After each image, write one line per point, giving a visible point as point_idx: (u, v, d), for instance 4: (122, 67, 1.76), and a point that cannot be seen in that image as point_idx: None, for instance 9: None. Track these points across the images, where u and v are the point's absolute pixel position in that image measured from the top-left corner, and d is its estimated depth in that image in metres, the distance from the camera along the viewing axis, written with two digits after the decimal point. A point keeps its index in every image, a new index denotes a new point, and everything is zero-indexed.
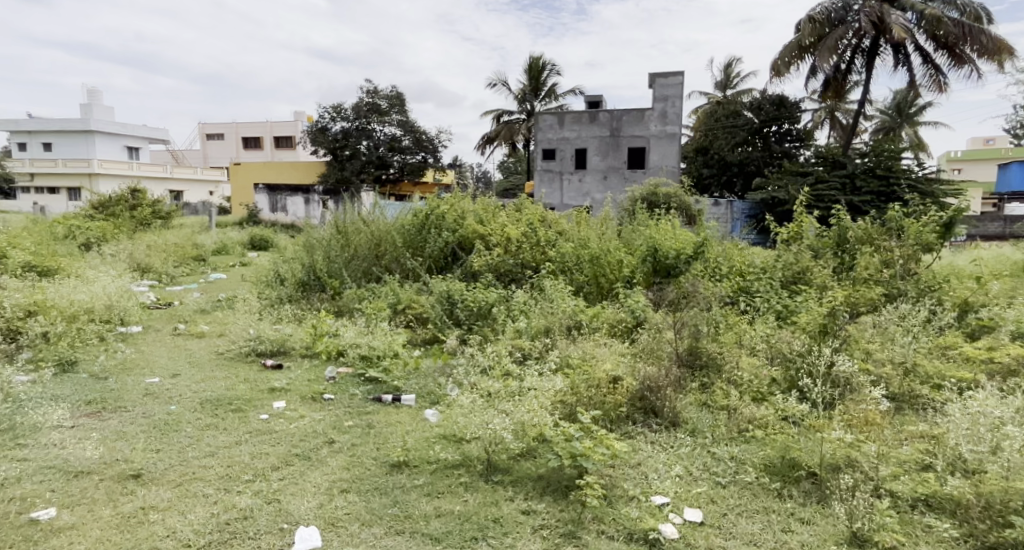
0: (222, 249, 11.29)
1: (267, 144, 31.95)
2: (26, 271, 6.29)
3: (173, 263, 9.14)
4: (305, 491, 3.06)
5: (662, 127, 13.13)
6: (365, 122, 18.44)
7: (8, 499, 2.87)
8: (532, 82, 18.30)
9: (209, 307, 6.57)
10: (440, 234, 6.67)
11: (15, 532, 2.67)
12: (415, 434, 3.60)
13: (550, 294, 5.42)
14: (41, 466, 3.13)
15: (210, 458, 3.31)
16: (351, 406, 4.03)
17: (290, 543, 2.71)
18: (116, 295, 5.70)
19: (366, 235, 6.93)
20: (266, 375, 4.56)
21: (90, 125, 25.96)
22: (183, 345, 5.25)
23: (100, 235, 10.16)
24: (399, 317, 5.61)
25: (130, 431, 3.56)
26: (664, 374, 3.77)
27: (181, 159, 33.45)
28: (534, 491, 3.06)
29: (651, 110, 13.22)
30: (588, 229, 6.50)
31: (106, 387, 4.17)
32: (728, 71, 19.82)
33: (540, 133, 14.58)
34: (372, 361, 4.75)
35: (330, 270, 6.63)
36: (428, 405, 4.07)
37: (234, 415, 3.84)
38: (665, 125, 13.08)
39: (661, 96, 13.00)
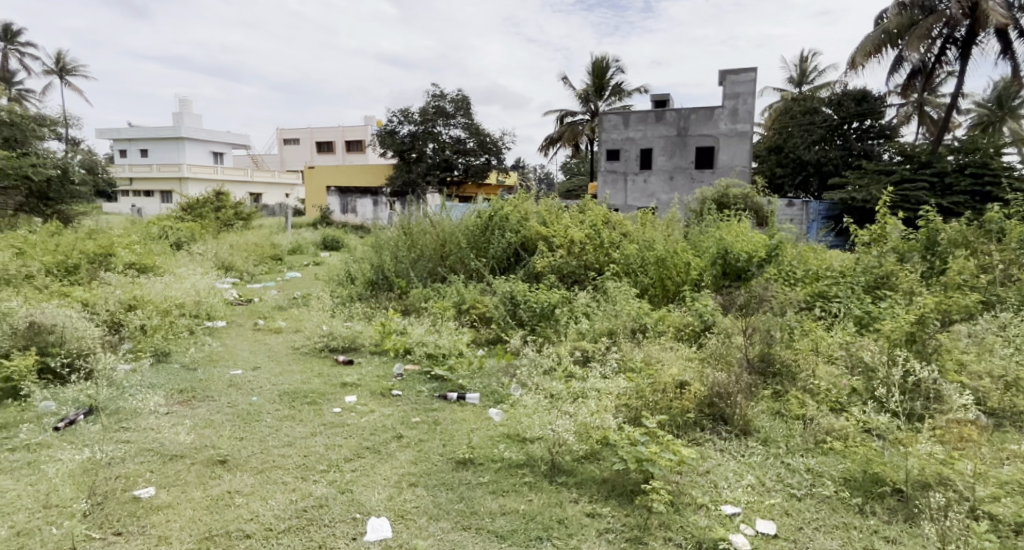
0: (297, 248, 11.80)
1: (339, 148, 33.04)
2: (126, 268, 6.78)
3: (253, 261, 9.62)
4: (375, 483, 3.16)
5: (732, 126, 12.78)
6: (431, 125, 18.81)
7: (113, 477, 3.10)
8: (597, 82, 18.15)
9: (286, 304, 6.89)
10: (504, 235, 6.73)
11: (121, 508, 2.88)
12: (479, 433, 3.66)
13: (614, 296, 5.39)
14: (140, 449, 3.36)
15: (288, 448, 3.47)
16: (418, 403, 4.14)
17: (363, 533, 2.82)
18: (205, 291, 6.07)
19: (431, 236, 7.07)
20: (339, 370, 4.75)
21: (180, 132, 27.60)
22: (262, 339, 5.52)
23: (189, 235, 10.81)
24: (464, 317, 5.70)
25: (216, 419, 3.78)
26: (733, 380, 3.69)
27: (261, 164, 35.09)
28: (599, 494, 3.05)
29: (721, 108, 12.88)
30: (653, 231, 6.41)
31: (195, 377, 4.45)
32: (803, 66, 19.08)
33: (604, 133, 14.45)
34: (438, 359, 4.84)
35: (398, 270, 6.83)
36: (492, 404, 4.13)
37: (310, 407, 4.01)
38: (736, 123, 12.73)
39: (732, 93, 12.65)
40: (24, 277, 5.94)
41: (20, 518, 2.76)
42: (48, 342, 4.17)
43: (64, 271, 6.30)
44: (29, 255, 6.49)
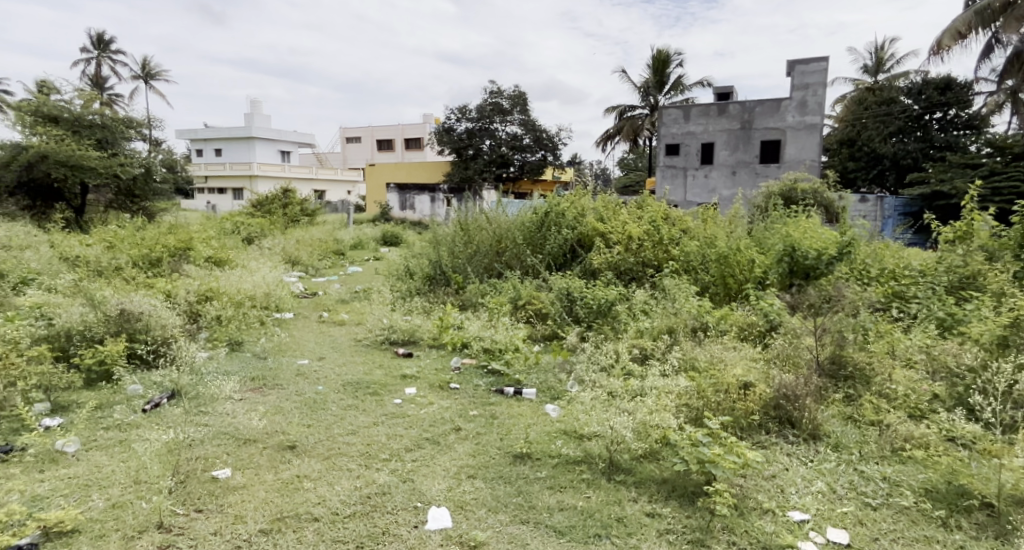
0: (359, 244, 12.09)
1: (399, 146, 33.58)
2: (203, 261, 7.12)
3: (318, 256, 9.93)
4: (435, 474, 3.22)
5: (801, 118, 12.33)
6: (488, 122, 18.89)
7: (193, 457, 3.26)
8: (657, 76, 17.83)
9: (348, 297, 7.08)
10: (560, 231, 6.69)
11: (201, 486, 3.02)
12: (537, 428, 3.66)
13: (673, 294, 5.28)
14: (217, 432, 3.52)
15: (352, 436, 3.57)
16: (476, 396, 4.19)
17: (424, 521, 2.87)
18: (274, 284, 6.31)
19: (488, 232, 7.10)
20: (399, 362, 4.85)
21: (251, 132, 28.73)
22: (327, 331, 5.70)
23: (259, 230, 11.25)
24: (520, 313, 5.72)
25: (285, 406, 3.92)
26: (801, 382, 3.57)
27: (324, 161, 36.13)
28: (658, 494, 3.02)
29: (788, 99, 12.44)
30: (715, 228, 6.27)
31: (265, 366, 4.63)
32: (879, 55, 18.24)
33: (664, 128, 14.26)
34: (494, 354, 4.87)
35: (455, 266, 6.92)
36: (549, 400, 4.13)
37: (372, 398, 4.11)
38: (805, 116, 12.27)
39: (801, 84, 12.21)
40: (114, 269, 6.33)
41: (114, 492, 2.93)
42: (136, 329, 4.41)
43: (148, 263, 6.67)
44: (118, 248, 6.92)
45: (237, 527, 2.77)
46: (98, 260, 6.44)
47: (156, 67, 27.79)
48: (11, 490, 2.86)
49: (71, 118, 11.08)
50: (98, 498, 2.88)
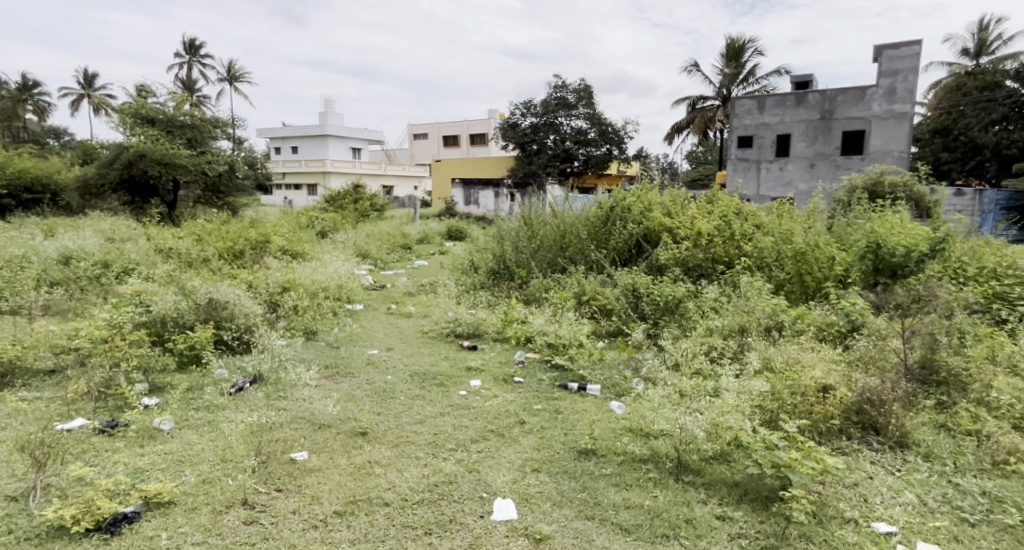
0: (425, 238, 12.30)
1: (464, 141, 33.88)
2: (281, 253, 7.43)
3: (386, 249, 10.18)
4: (500, 466, 3.24)
5: (888, 106, 11.68)
6: (553, 117, 18.84)
7: (274, 439, 3.40)
8: (729, 66, 17.30)
9: (415, 290, 7.23)
10: (626, 226, 6.59)
11: (281, 467, 3.15)
12: (602, 424, 3.63)
13: (745, 291, 5.10)
14: (294, 417, 3.66)
15: (419, 425, 3.64)
16: (540, 390, 4.19)
17: (489, 512, 2.90)
18: (346, 277, 6.53)
19: (552, 227, 7.07)
20: (464, 355, 4.91)
21: (325, 129, 29.68)
22: (396, 323, 5.83)
23: (331, 224, 11.61)
24: (584, 308, 5.68)
25: (357, 394, 4.04)
26: (888, 386, 3.40)
27: (392, 158, 36.97)
28: (729, 497, 2.94)
29: (874, 87, 11.80)
30: (791, 223, 6.05)
31: (338, 354, 4.80)
32: (983, 36, 17.02)
33: (737, 119, 13.81)
34: (558, 349, 4.86)
35: (519, 260, 6.92)
36: (613, 397, 4.09)
37: (438, 389, 4.18)
38: (892, 104, 11.62)
39: (889, 70, 11.57)
40: (202, 260, 6.69)
41: (204, 468, 3.10)
42: (222, 317, 4.66)
43: (233, 255, 7.01)
44: (205, 241, 7.30)
45: (313, 507, 2.88)
46: (189, 252, 6.83)
47: (240, 69, 29.10)
48: (115, 463, 3.07)
49: (165, 119, 11.78)
50: (191, 473, 3.05)
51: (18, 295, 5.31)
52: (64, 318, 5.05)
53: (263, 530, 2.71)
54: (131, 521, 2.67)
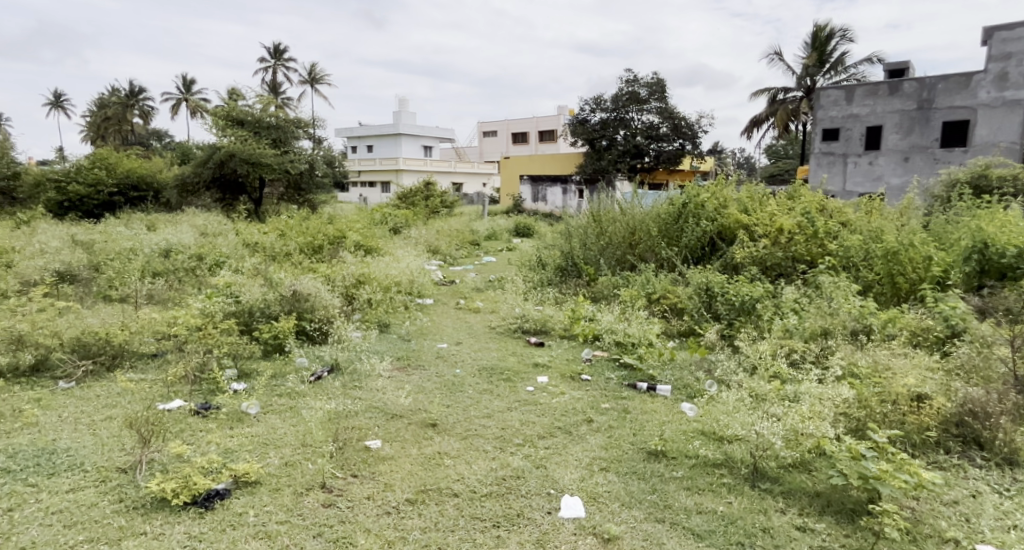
0: (493, 234, 12.37)
1: (533, 138, 33.87)
2: (356, 248, 7.64)
3: (455, 246, 10.32)
4: (568, 463, 3.22)
5: (998, 93, 10.25)
6: (624, 112, 18.55)
7: (349, 427, 3.51)
8: (815, 55, 16.53)
9: (484, 286, 7.29)
10: (699, 223, 6.39)
11: (356, 454, 3.25)
12: (672, 426, 3.55)
13: (829, 292, 4.85)
14: (368, 407, 3.76)
15: (487, 419, 3.67)
16: (607, 389, 4.14)
17: (557, 508, 2.88)
18: (416, 272, 6.67)
19: (621, 224, 6.95)
20: (531, 351, 4.91)
21: (399, 128, 30.40)
22: (464, 318, 5.90)
23: (404, 221, 11.86)
24: (654, 307, 5.57)
25: (427, 386, 4.12)
26: (993, 397, 3.16)
27: (463, 155, 37.46)
28: (811, 507, 2.81)
29: (982, 73, 10.37)
30: (882, 221, 5.72)
31: (409, 347, 4.89)
32: None
33: (821, 111, 12.38)
34: (627, 348, 4.78)
35: (587, 257, 6.87)
36: (685, 398, 3.99)
37: (506, 384, 4.20)
38: (1004, 90, 10.19)
39: (1000, 54, 10.17)
40: (284, 254, 6.99)
41: (287, 451, 3.22)
42: (303, 308, 4.85)
43: (312, 250, 7.29)
44: (288, 236, 7.63)
45: (386, 494, 2.94)
46: (273, 247, 7.15)
47: (321, 72, 30.20)
48: (208, 443, 3.24)
49: (254, 120, 12.41)
50: (275, 456, 3.18)
51: (124, 284, 5.71)
52: (164, 306, 5.38)
53: (340, 514, 2.78)
54: (222, 497, 2.80)
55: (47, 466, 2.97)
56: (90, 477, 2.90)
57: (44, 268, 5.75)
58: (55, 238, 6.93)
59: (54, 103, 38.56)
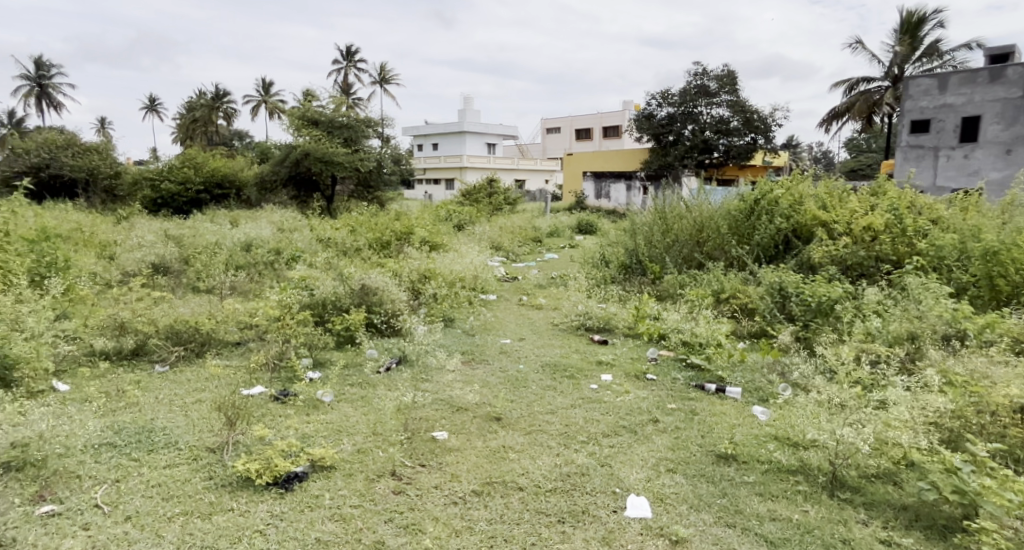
0: (555, 231, 12.35)
1: (597, 134, 33.57)
2: (423, 243, 7.79)
3: (518, 243, 10.39)
4: (633, 462, 3.20)
5: None
6: (692, 106, 18.10)
7: (418, 418, 3.60)
8: (904, 42, 15.65)
9: (546, 282, 7.30)
10: (773, 220, 6.20)
11: (424, 444, 3.33)
12: (743, 430, 3.47)
13: (917, 294, 4.61)
14: (436, 398, 3.86)
15: (552, 415, 3.69)
16: (674, 390, 4.08)
17: (623, 507, 2.87)
18: (480, 268, 6.76)
19: (687, 221, 6.80)
20: (595, 349, 4.90)
21: (463, 126, 30.81)
22: (527, 314, 5.94)
23: (468, 218, 12.00)
24: (723, 307, 5.44)
25: (491, 381, 4.18)
26: None
27: (526, 152, 37.61)
28: (896, 521, 2.71)
29: None
30: (980, 219, 5.38)
31: (473, 342, 4.97)
32: None
33: (910, 102, 11.77)
34: (694, 348, 4.69)
35: (652, 256, 6.77)
36: (756, 401, 3.89)
37: (569, 381, 4.21)
38: None
39: None
40: (354, 250, 7.22)
41: (359, 439, 3.34)
42: (373, 302, 5.01)
43: (380, 245, 7.51)
44: (358, 232, 7.88)
45: (454, 484, 3.01)
46: (344, 243, 7.41)
47: (391, 72, 30.95)
48: (288, 428, 3.39)
49: (327, 120, 12.86)
50: (348, 442, 3.30)
51: (210, 276, 6.04)
52: (246, 297, 5.66)
53: (409, 501, 2.87)
54: (301, 480, 2.94)
55: (147, 443, 3.18)
56: (184, 455, 3.09)
57: (141, 261, 6.16)
58: (149, 232, 7.41)
59: (148, 107, 40.99)
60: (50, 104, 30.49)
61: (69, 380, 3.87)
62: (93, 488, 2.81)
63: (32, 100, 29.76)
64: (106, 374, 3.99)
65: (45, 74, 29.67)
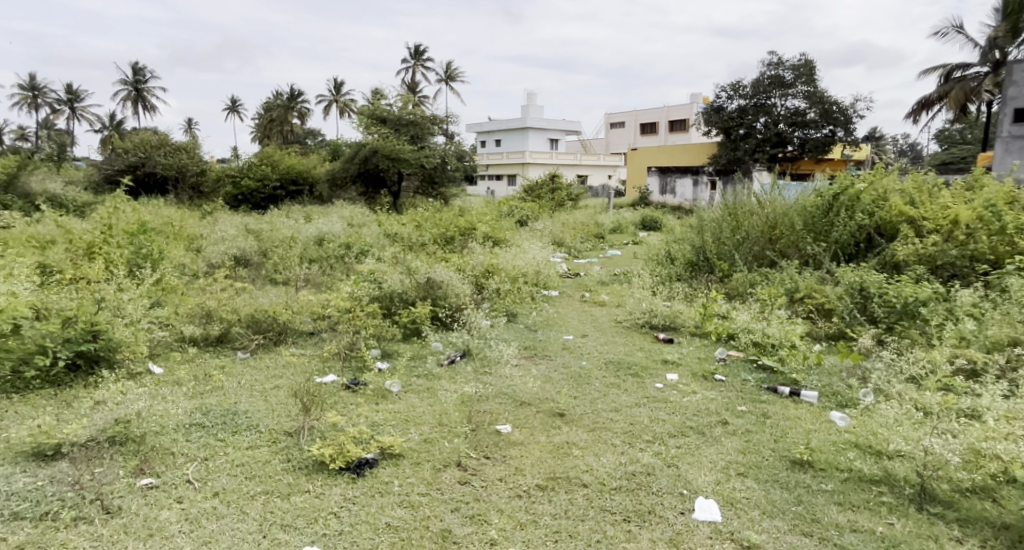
0: (618, 228, 12.20)
1: (663, 128, 32.89)
2: (486, 238, 7.84)
3: (580, 239, 10.31)
4: (702, 464, 3.12)
5: None
6: (765, 98, 17.47)
7: (482, 410, 3.63)
8: (1004, 25, 14.61)
9: (609, 279, 7.22)
10: (853, 216, 5.92)
11: (488, 436, 3.35)
12: (820, 435, 3.33)
13: (1018, 296, 4.30)
14: (499, 392, 3.87)
15: (615, 413, 3.65)
16: (745, 391, 3.96)
17: (691, 509, 2.80)
18: (543, 264, 6.76)
19: (758, 217, 6.55)
20: (660, 347, 4.80)
21: (527, 122, 30.85)
22: (589, 310, 5.89)
23: (530, 214, 12.00)
24: (798, 307, 5.24)
25: (555, 376, 4.17)
26: None
27: (589, 147, 37.33)
28: (995, 540, 2.54)
29: None
30: None
31: (536, 337, 4.97)
32: None
33: (1014, 88, 11.00)
34: (765, 348, 4.53)
35: (720, 253, 6.57)
36: (835, 407, 3.72)
37: (634, 379, 4.14)
38: None
39: None
40: (420, 245, 7.35)
41: (425, 429, 3.40)
42: (437, 295, 5.08)
43: (444, 240, 7.60)
44: (424, 227, 8.01)
45: (517, 478, 3.01)
46: (410, 238, 7.54)
47: (457, 70, 31.30)
48: (358, 416, 3.49)
49: (394, 118, 13.14)
50: (415, 432, 3.36)
51: (286, 269, 6.28)
52: (319, 289, 5.84)
53: (475, 492, 2.89)
54: (371, 466, 3.01)
55: (231, 424, 3.34)
56: (264, 437, 3.22)
57: (224, 253, 6.48)
58: (230, 227, 7.78)
59: (230, 108, 42.87)
60: (144, 107, 32.43)
61: (163, 362, 4.10)
62: (185, 464, 2.97)
63: (129, 103, 31.78)
64: (195, 358, 4.21)
65: (140, 80, 31.53)
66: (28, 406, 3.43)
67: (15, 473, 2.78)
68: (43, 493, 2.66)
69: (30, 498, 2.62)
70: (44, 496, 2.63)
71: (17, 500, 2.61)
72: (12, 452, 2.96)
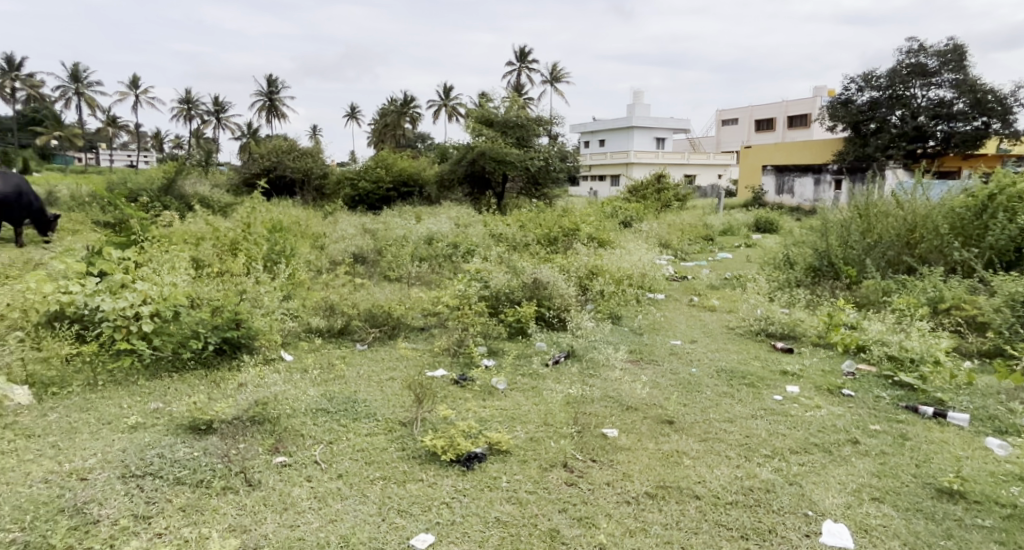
0: (729, 230, 11.67)
1: (781, 124, 31.27)
2: (591, 239, 7.72)
3: (688, 241, 9.95)
4: (829, 485, 2.88)
5: None
6: (903, 89, 16.14)
7: (588, 413, 3.55)
8: None
9: (719, 283, 6.89)
10: (1014, 219, 5.29)
11: (596, 439, 3.27)
12: (972, 464, 2.98)
13: None
14: (604, 395, 3.78)
15: (729, 424, 3.45)
16: (878, 410, 3.61)
17: (818, 532, 2.59)
18: (649, 266, 6.55)
19: (896, 219, 5.99)
20: (778, 357, 4.50)
21: (633, 121, 30.28)
22: (699, 315, 5.64)
23: (636, 214, 11.74)
24: (942, 319, 4.75)
25: (662, 383, 4.00)
26: None
27: (699, 146, 36.07)
28: None
29: None
30: None
31: (642, 341, 4.83)
32: None
33: None
34: (902, 363, 4.13)
35: (848, 257, 6.06)
36: (991, 433, 3.32)
37: (749, 389, 3.90)
38: None
39: None
40: (524, 245, 7.37)
41: (532, 427, 3.37)
42: (543, 295, 5.06)
43: (549, 241, 7.58)
44: (528, 228, 8.03)
45: (625, 483, 2.92)
46: (515, 238, 7.58)
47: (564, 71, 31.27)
48: (467, 410, 3.52)
49: (502, 120, 13.30)
50: (521, 430, 3.35)
51: (398, 266, 6.50)
52: (428, 286, 6.00)
53: (582, 494, 2.83)
54: (480, 460, 3.02)
55: (351, 412, 3.47)
56: (381, 426, 3.33)
57: (343, 251, 6.81)
58: (348, 226, 8.18)
59: (348, 115, 45.32)
60: (275, 115, 34.93)
61: (292, 350, 4.34)
62: (312, 446, 3.12)
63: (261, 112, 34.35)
64: (320, 348, 4.44)
65: (274, 91, 34.05)
66: (185, 384, 3.75)
67: (177, 443, 3.02)
68: (199, 462, 2.87)
69: (189, 466, 2.84)
70: (199, 466, 2.85)
71: (179, 467, 2.84)
72: (174, 424, 3.24)
